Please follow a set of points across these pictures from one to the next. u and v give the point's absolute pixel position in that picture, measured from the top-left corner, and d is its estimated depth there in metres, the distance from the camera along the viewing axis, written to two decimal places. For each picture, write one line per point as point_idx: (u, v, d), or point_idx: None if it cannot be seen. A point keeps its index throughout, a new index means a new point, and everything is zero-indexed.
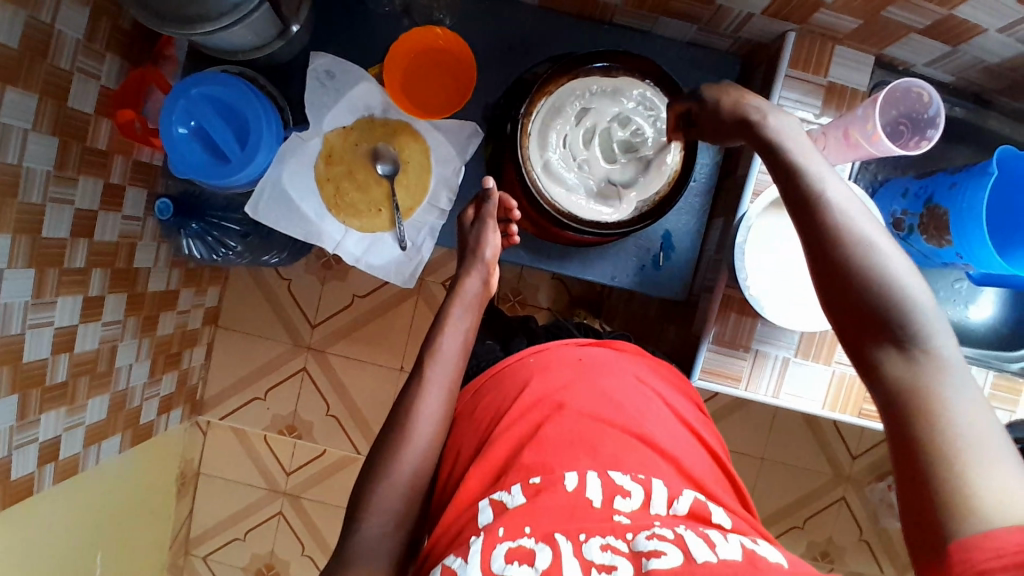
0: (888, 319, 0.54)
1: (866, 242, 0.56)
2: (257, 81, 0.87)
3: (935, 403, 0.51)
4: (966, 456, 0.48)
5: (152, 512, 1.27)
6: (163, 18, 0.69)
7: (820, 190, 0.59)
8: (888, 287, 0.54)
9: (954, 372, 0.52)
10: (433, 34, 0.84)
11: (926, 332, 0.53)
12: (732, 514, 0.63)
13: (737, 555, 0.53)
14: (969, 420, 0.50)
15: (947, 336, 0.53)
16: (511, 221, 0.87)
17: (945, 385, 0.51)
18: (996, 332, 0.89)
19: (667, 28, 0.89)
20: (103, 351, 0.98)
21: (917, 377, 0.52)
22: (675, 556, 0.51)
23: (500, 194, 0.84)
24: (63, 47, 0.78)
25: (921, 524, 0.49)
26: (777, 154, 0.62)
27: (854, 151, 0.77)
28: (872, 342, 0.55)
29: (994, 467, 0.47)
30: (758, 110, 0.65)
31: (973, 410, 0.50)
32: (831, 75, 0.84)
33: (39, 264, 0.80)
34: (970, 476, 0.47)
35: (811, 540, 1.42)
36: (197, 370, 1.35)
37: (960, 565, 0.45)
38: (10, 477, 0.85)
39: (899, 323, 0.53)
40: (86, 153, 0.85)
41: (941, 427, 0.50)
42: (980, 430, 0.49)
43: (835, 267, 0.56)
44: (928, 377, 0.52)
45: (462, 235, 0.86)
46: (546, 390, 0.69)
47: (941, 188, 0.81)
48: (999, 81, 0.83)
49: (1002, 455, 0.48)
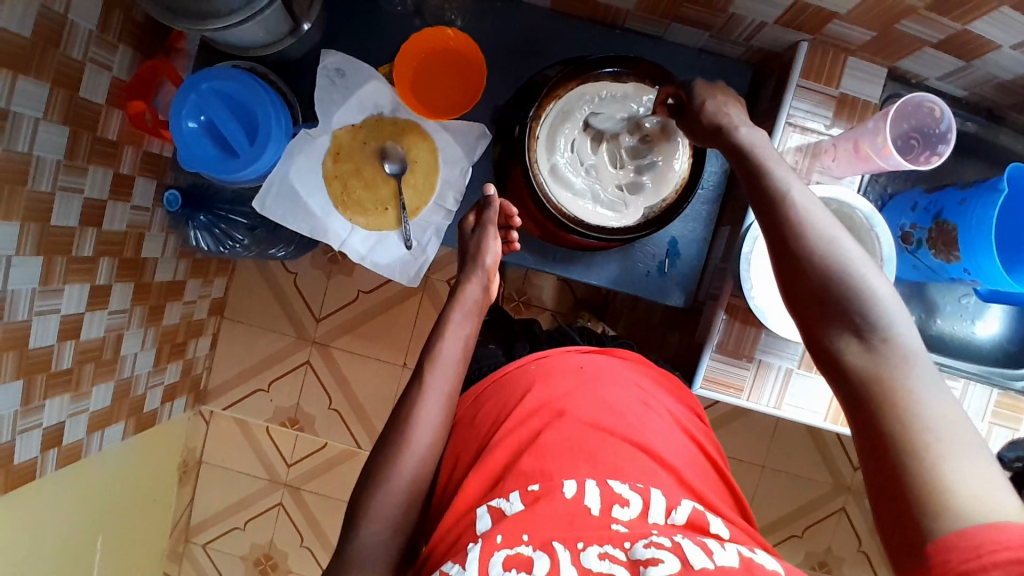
0: (845, 309, 0.55)
1: (827, 236, 0.57)
2: (267, 77, 0.87)
3: (899, 392, 0.51)
4: (937, 448, 0.48)
5: (153, 499, 1.28)
6: (175, 13, 0.69)
7: (784, 192, 0.60)
8: (843, 278, 0.55)
9: (915, 361, 0.52)
10: (444, 34, 0.83)
11: (883, 320, 0.54)
12: (729, 524, 0.63)
13: (734, 562, 0.54)
14: (934, 414, 0.50)
15: (907, 324, 0.54)
16: (511, 228, 0.88)
17: (908, 374, 0.52)
18: (1002, 349, 0.89)
19: (679, 34, 0.89)
20: (108, 339, 0.99)
21: (878, 365, 0.53)
22: (673, 563, 0.52)
23: (500, 202, 0.85)
24: (75, 37, 0.78)
25: (897, 521, 0.48)
26: (746, 157, 0.64)
27: (863, 163, 0.79)
28: (830, 332, 0.55)
29: (962, 461, 0.47)
30: (730, 122, 0.67)
31: (938, 402, 0.50)
32: (842, 86, 0.84)
33: (47, 252, 0.81)
34: (941, 470, 0.47)
35: (809, 549, 1.42)
36: (202, 360, 1.36)
37: (939, 567, 0.44)
38: (13, 461, 0.86)
39: (858, 313, 0.54)
40: (96, 143, 0.85)
41: (910, 419, 0.50)
42: (942, 421, 0.49)
43: (794, 263, 0.58)
44: (890, 367, 0.52)
45: (463, 240, 0.86)
46: (548, 396, 0.70)
47: (951, 204, 0.80)
48: (1013, 98, 0.82)
49: (969, 447, 0.48)
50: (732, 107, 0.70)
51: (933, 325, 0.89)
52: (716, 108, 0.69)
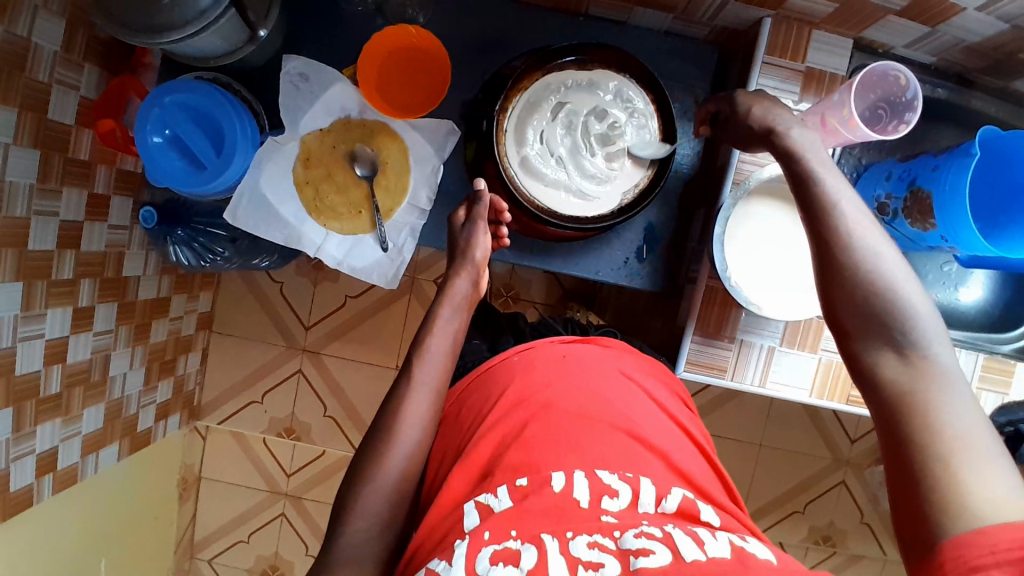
0: (886, 326, 0.55)
1: (873, 253, 0.57)
2: (231, 87, 0.86)
3: (925, 411, 0.52)
4: (959, 460, 0.49)
5: (154, 518, 1.27)
6: (131, 28, 0.69)
7: (826, 197, 0.61)
8: (881, 292, 0.56)
9: (952, 382, 0.52)
10: (407, 32, 0.83)
11: (924, 337, 0.54)
12: (721, 512, 0.63)
13: (725, 553, 0.52)
14: (958, 423, 0.50)
15: (945, 347, 0.54)
16: (501, 224, 0.86)
17: (942, 388, 0.52)
18: (986, 314, 0.89)
19: (643, 18, 0.88)
20: (96, 361, 0.99)
21: (915, 380, 0.53)
22: (664, 554, 0.51)
23: (490, 195, 0.82)
24: (40, 59, 0.77)
25: (913, 533, 0.49)
26: (795, 161, 0.64)
27: (833, 137, 0.75)
28: (868, 348, 0.56)
29: (986, 471, 0.48)
30: (782, 124, 0.67)
31: (961, 412, 0.51)
32: (809, 60, 0.83)
33: (26, 277, 0.80)
34: (963, 477, 0.48)
35: (812, 525, 1.42)
36: (193, 377, 1.35)
37: (950, 562, 0.45)
38: (8, 489, 0.85)
39: (900, 331, 0.55)
40: (68, 164, 0.85)
41: (937, 436, 0.50)
42: (966, 430, 0.50)
43: (834, 267, 0.58)
44: (923, 382, 0.53)
45: (452, 235, 0.85)
46: (527, 389, 0.69)
47: (924, 171, 0.80)
48: (982, 61, 0.82)
49: (995, 461, 0.49)
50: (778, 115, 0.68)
51: None
52: (761, 108, 0.69)
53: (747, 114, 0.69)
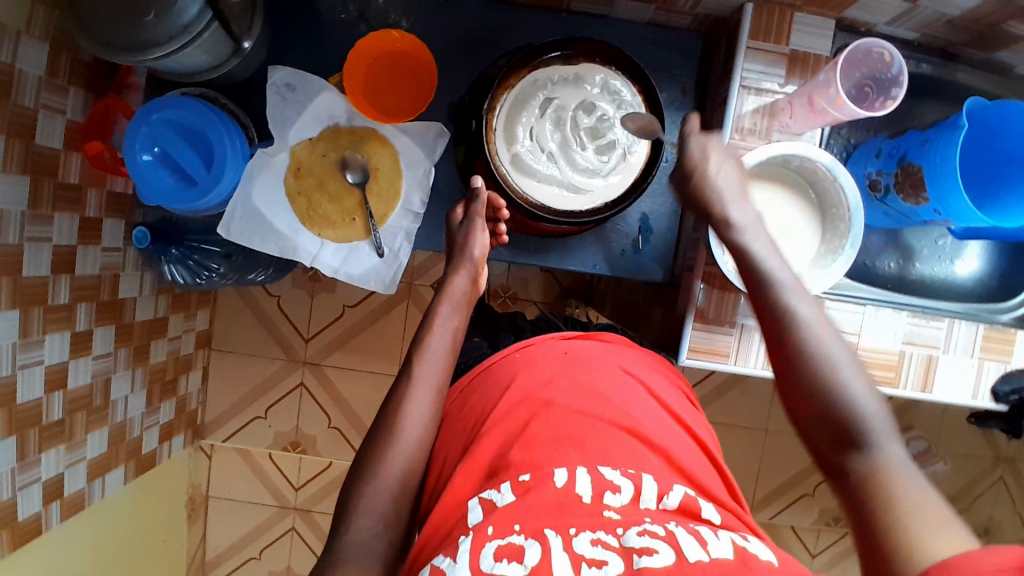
0: (839, 417, 0.55)
1: (819, 346, 0.58)
2: (217, 100, 0.86)
3: (887, 486, 0.51)
4: (918, 524, 0.48)
5: (164, 540, 1.26)
6: (114, 47, 0.69)
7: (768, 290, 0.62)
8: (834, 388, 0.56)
9: (909, 473, 0.52)
10: (390, 37, 0.83)
11: (875, 433, 0.54)
12: (722, 510, 0.63)
13: (728, 554, 0.52)
14: (915, 497, 0.50)
15: (897, 440, 0.54)
16: (499, 221, 0.87)
17: (901, 472, 0.52)
18: (986, 284, 0.91)
19: (625, 10, 0.89)
20: (97, 385, 0.98)
21: (873, 469, 0.53)
22: (667, 554, 0.51)
23: (489, 193, 0.84)
24: (24, 85, 0.76)
25: None
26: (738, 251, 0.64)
27: (821, 117, 0.78)
28: (828, 443, 0.56)
29: (944, 533, 0.47)
30: (720, 198, 0.66)
31: (919, 489, 0.51)
32: (793, 42, 0.84)
33: (22, 304, 0.80)
34: (920, 538, 0.47)
35: (823, 507, 1.42)
36: (195, 396, 1.35)
37: None
38: (16, 519, 0.85)
39: (856, 425, 0.54)
40: (58, 189, 0.84)
41: (899, 508, 0.50)
42: (924, 505, 0.49)
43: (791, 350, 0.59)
44: (884, 467, 0.53)
45: (451, 233, 0.86)
46: (529, 385, 0.69)
47: (914, 146, 0.80)
48: (964, 34, 0.82)
49: (952, 524, 0.48)
50: (719, 169, 0.67)
51: (913, 269, 0.90)
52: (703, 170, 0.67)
53: (692, 178, 0.68)
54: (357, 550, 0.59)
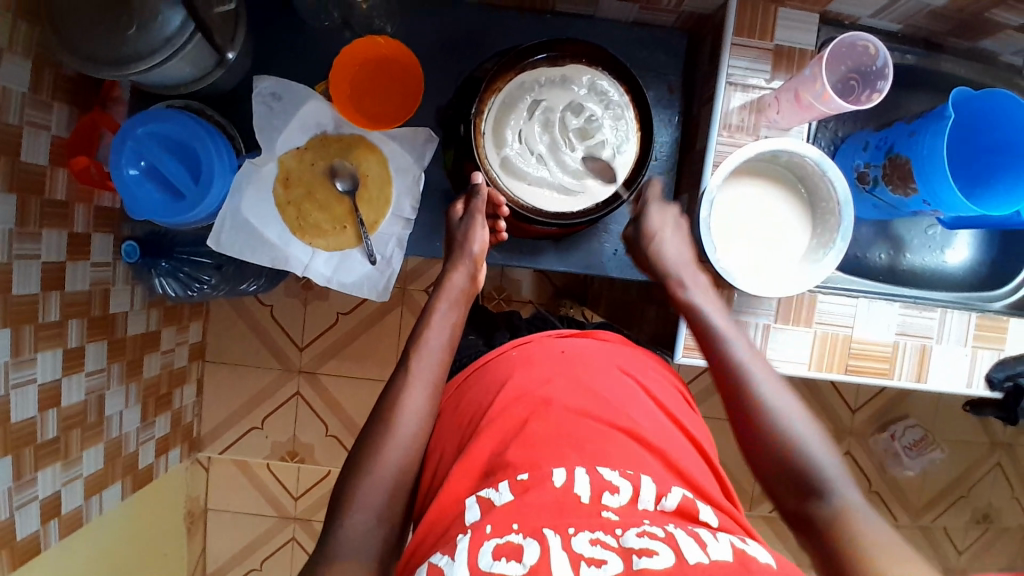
0: (798, 467, 0.63)
1: (773, 405, 0.67)
2: (203, 113, 0.86)
3: (849, 527, 0.58)
4: (882, 557, 0.54)
5: (164, 554, 1.26)
6: (96, 62, 0.69)
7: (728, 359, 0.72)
8: (790, 442, 0.65)
9: (867, 514, 0.59)
10: (375, 43, 0.83)
11: (830, 481, 0.62)
12: (719, 512, 0.63)
13: (727, 556, 0.52)
14: (874, 534, 0.57)
15: (851, 485, 0.62)
16: (500, 217, 0.84)
17: (859, 515, 0.59)
18: (976, 272, 0.92)
19: (609, 9, 0.89)
20: (91, 402, 0.97)
21: (835, 512, 0.60)
22: (667, 555, 0.51)
23: (489, 188, 0.81)
24: (8, 102, 0.76)
25: None
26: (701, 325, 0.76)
27: (808, 111, 0.78)
28: (792, 493, 0.63)
29: (904, 565, 0.54)
30: (675, 278, 0.81)
31: (876, 527, 0.58)
32: (778, 38, 0.84)
33: (13, 323, 0.79)
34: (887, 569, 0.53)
35: None
36: (190, 408, 1.34)
37: None
38: (14, 539, 0.84)
39: (813, 474, 0.62)
40: (45, 206, 0.83)
41: (863, 545, 0.56)
42: (884, 541, 0.56)
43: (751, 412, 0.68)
44: (843, 509, 0.60)
45: (451, 228, 0.85)
46: (527, 384, 0.69)
47: (902, 138, 0.81)
48: (947, 24, 0.83)
49: (910, 557, 0.54)
50: (670, 246, 0.83)
51: (904, 259, 0.92)
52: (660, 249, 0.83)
53: (649, 252, 0.83)
54: (356, 553, 0.60)
